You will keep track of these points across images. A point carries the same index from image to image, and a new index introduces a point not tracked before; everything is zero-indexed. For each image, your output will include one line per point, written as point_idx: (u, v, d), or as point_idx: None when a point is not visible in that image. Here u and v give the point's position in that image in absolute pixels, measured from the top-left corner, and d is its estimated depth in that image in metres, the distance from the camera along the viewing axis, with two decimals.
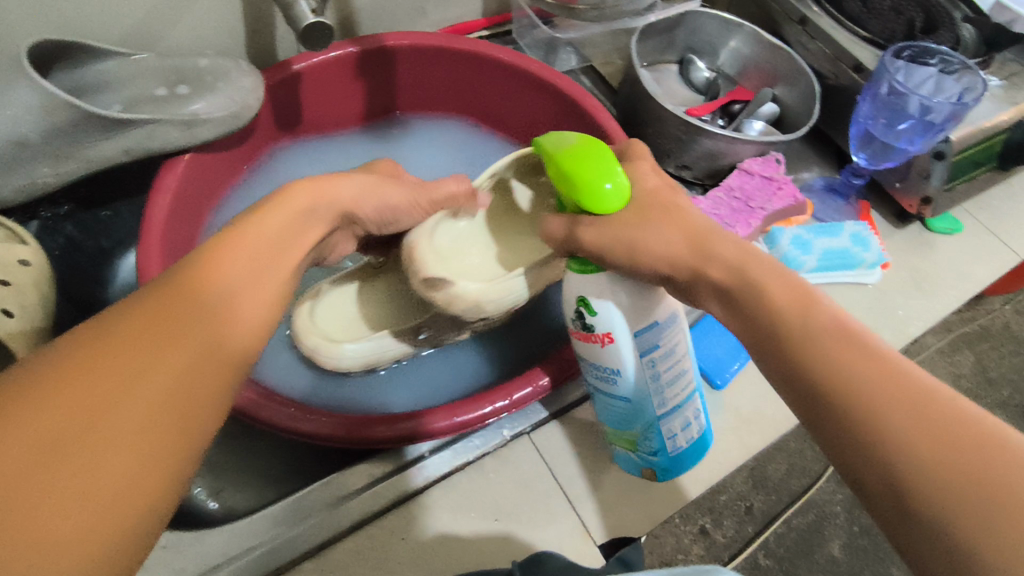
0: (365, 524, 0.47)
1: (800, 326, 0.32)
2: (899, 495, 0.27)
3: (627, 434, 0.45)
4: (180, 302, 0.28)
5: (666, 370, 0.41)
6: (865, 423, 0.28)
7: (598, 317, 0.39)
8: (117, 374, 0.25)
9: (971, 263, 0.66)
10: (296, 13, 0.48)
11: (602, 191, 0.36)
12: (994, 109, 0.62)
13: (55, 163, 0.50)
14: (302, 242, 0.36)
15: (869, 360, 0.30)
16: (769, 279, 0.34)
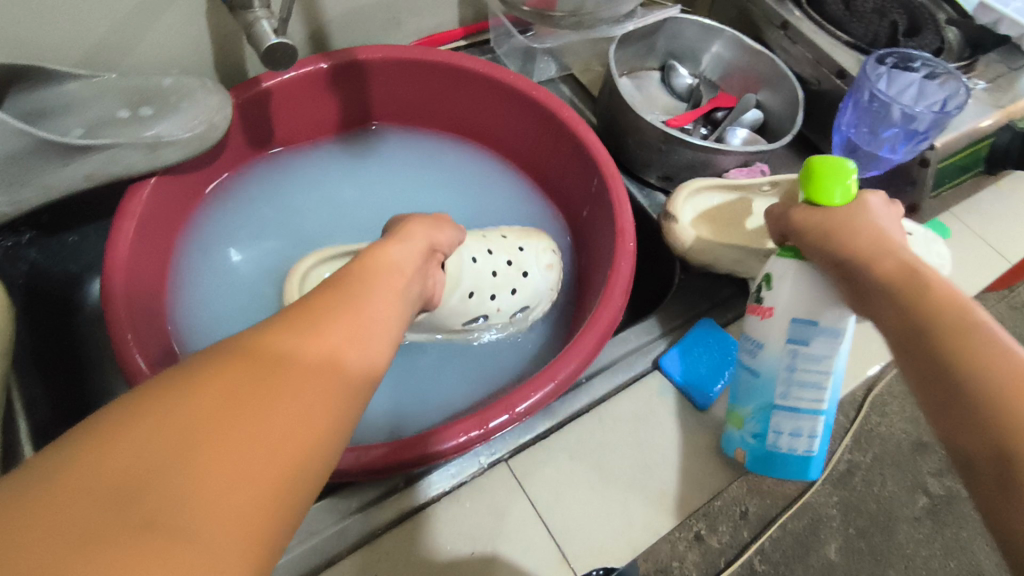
0: (338, 559, 0.45)
1: (951, 323, 0.35)
2: (1002, 463, 0.30)
3: (738, 408, 0.48)
4: (275, 351, 0.27)
5: (807, 369, 0.44)
6: (997, 418, 0.31)
7: (772, 292, 0.45)
8: (235, 395, 0.24)
9: (960, 269, 0.64)
10: (257, 32, 0.46)
11: (836, 195, 0.43)
12: (980, 113, 0.61)
13: (9, 191, 0.48)
14: (408, 290, 0.36)
15: (1005, 358, 0.32)
16: (935, 282, 0.37)
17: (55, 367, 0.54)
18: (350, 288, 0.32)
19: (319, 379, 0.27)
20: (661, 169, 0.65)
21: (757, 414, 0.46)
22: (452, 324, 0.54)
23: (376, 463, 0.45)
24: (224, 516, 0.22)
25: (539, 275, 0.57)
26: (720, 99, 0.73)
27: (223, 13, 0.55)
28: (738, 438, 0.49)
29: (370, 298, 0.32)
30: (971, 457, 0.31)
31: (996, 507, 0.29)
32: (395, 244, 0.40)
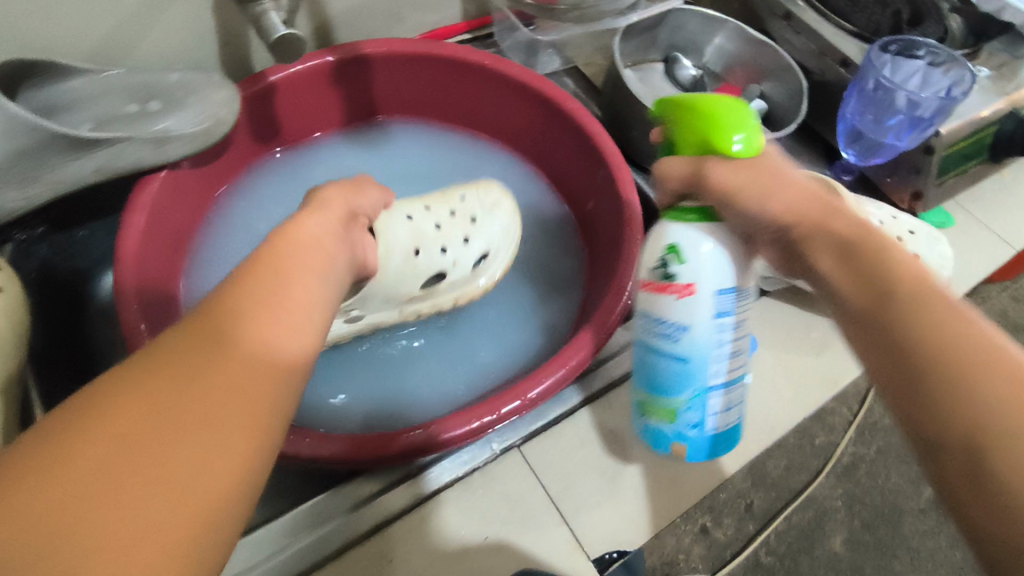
0: (351, 547, 0.46)
1: (910, 290, 0.31)
2: (977, 472, 0.26)
3: (668, 403, 0.44)
4: (195, 357, 0.25)
5: (729, 338, 0.42)
6: (957, 385, 0.27)
7: (687, 265, 0.39)
8: (141, 419, 0.23)
9: (965, 257, 0.64)
10: (266, 25, 0.47)
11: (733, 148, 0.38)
12: (984, 101, 0.61)
13: (22, 186, 0.49)
14: (337, 250, 0.34)
15: (978, 342, 0.28)
16: (894, 252, 0.33)
17: (64, 363, 0.53)
18: (267, 269, 0.29)
19: (248, 382, 0.26)
20: None
21: (697, 398, 0.43)
22: (410, 291, 0.53)
23: (379, 451, 0.46)
24: (158, 544, 0.21)
25: (485, 219, 0.57)
26: (724, 90, 0.73)
27: (230, 8, 0.56)
28: (671, 432, 0.46)
29: (296, 279, 0.29)
30: (931, 429, 0.27)
31: (972, 523, 0.26)
32: (318, 211, 0.36)
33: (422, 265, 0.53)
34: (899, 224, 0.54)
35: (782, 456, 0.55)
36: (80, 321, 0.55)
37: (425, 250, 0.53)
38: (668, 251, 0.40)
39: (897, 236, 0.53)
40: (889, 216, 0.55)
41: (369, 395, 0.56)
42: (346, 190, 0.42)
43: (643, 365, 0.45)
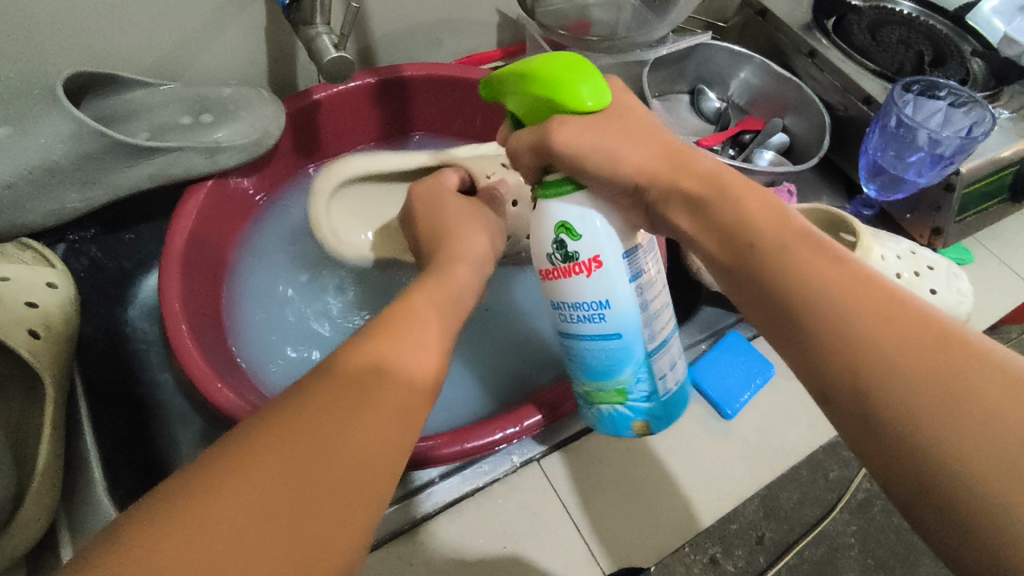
0: (372, 549, 0.47)
1: (769, 237, 0.34)
2: (865, 402, 0.28)
3: (615, 383, 0.43)
4: (313, 434, 0.26)
5: (651, 299, 0.42)
6: (833, 330, 0.30)
7: (583, 240, 0.38)
8: (279, 475, 0.25)
9: (984, 293, 0.65)
10: (318, 47, 0.50)
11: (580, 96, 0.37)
12: (1005, 140, 0.63)
13: (83, 189, 0.52)
14: (451, 289, 0.38)
15: (840, 272, 0.31)
16: (745, 194, 0.36)
17: (103, 358, 0.54)
18: (396, 321, 0.33)
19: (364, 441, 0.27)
20: None
21: (639, 369, 0.42)
22: None
23: None
24: None
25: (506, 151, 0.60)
26: (748, 123, 0.75)
27: (282, 29, 0.59)
28: (628, 411, 0.44)
29: (410, 339, 0.32)
30: (820, 380, 0.30)
31: (880, 456, 0.27)
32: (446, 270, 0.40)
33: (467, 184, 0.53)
34: (918, 258, 0.55)
35: (795, 488, 0.55)
36: (118, 318, 0.57)
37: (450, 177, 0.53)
38: (560, 231, 0.39)
39: (916, 270, 0.54)
40: (908, 249, 0.56)
41: None
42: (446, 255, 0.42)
43: (574, 355, 0.44)
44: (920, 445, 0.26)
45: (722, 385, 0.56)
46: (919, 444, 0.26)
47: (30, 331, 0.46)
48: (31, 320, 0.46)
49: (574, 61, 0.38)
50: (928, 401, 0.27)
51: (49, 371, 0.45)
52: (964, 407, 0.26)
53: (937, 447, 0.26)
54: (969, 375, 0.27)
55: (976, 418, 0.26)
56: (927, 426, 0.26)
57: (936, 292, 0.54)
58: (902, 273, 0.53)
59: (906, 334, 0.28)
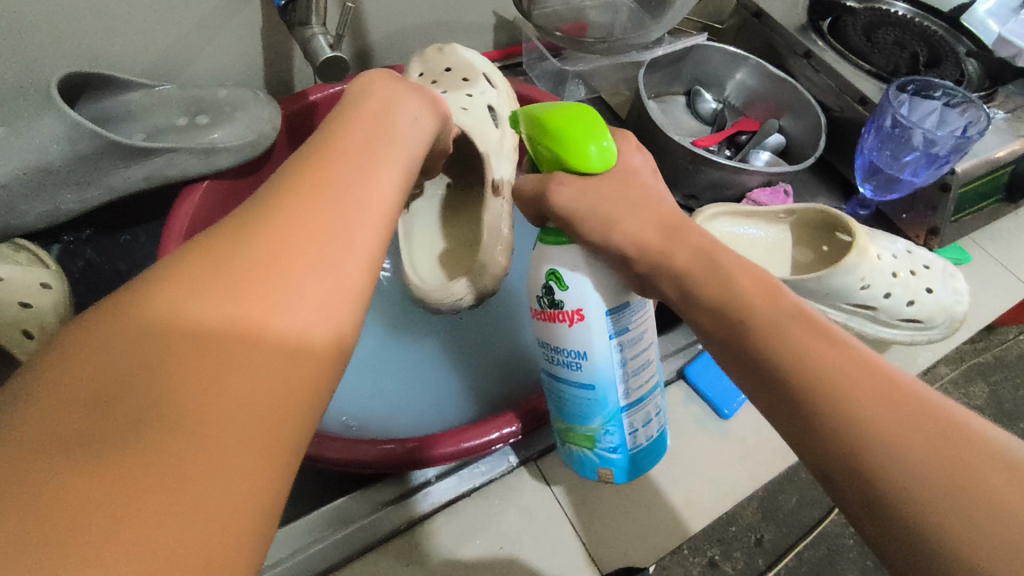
0: (369, 550, 0.47)
1: (763, 314, 0.31)
2: (870, 497, 0.25)
3: (584, 429, 0.43)
4: (244, 263, 0.24)
5: (632, 357, 0.41)
6: (831, 416, 0.27)
7: (569, 291, 0.39)
8: (213, 302, 0.22)
9: (982, 293, 0.65)
10: (313, 48, 0.50)
11: (586, 152, 0.37)
12: (1001, 141, 0.63)
13: (79, 190, 0.52)
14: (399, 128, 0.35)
15: (839, 353, 0.29)
16: (737, 271, 0.33)
17: None
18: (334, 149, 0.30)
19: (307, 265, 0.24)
20: (686, 189, 0.67)
21: (611, 424, 0.43)
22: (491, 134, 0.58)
23: (387, 458, 0.48)
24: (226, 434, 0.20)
25: (493, 70, 0.64)
26: (744, 124, 0.75)
27: (278, 30, 0.59)
28: (596, 457, 0.45)
29: (351, 166, 0.29)
30: (820, 464, 0.27)
31: (887, 552, 0.25)
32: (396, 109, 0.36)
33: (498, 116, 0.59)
34: (914, 258, 0.55)
35: (793, 491, 0.56)
36: None
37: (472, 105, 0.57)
38: (549, 278, 0.39)
39: (912, 269, 0.54)
40: (904, 249, 0.56)
41: (397, 411, 0.60)
42: (376, 135, 0.32)
43: (554, 394, 0.44)
44: (929, 545, 0.24)
45: (719, 386, 0.56)
46: (928, 545, 0.24)
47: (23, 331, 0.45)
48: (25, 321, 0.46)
49: (583, 112, 0.38)
50: (936, 497, 0.24)
51: None
52: (977, 505, 0.24)
53: (944, 546, 0.24)
54: (979, 472, 0.25)
55: (989, 518, 0.24)
56: (925, 526, 0.24)
57: (932, 291, 0.54)
58: (898, 272, 0.53)
59: (911, 425, 0.26)
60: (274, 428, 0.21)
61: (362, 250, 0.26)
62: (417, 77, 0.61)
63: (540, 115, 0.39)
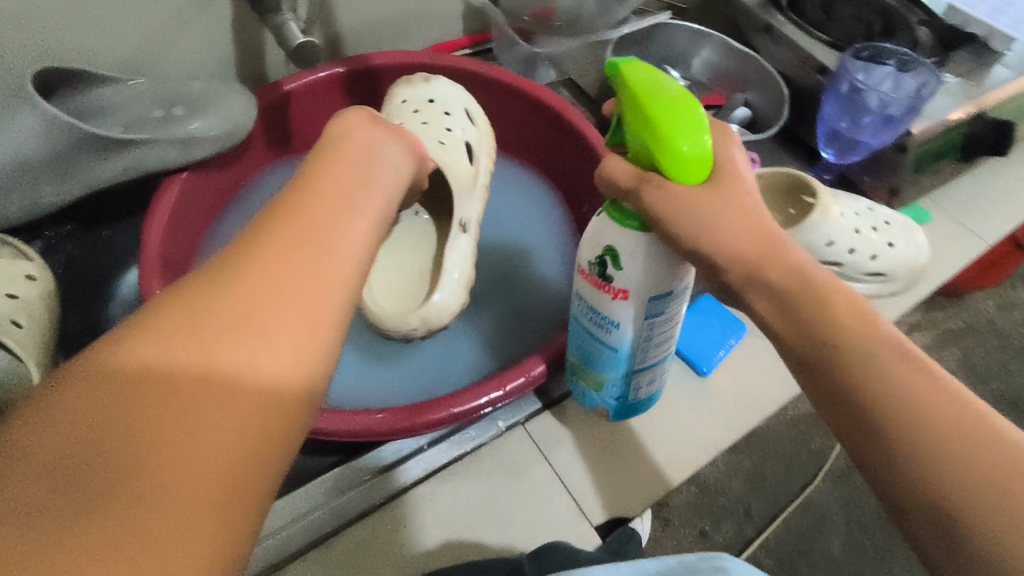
0: (364, 516, 0.48)
1: (857, 343, 0.32)
2: (946, 527, 0.28)
3: (598, 376, 0.47)
4: (211, 316, 0.26)
5: (660, 333, 0.42)
6: (918, 449, 0.29)
7: (622, 272, 0.38)
8: (178, 360, 0.24)
9: (942, 249, 0.69)
10: (286, 34, 0.51)
11: (682, 151, 0.34)
12: (953, 104, 0.66)
13: (57, 185, 0.52)
14: (376, 163, 0.37)
15: (932, 389, 0.30)
16: (831, 292, 0.34)
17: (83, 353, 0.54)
18: (308, 192, 0.32)
19: (274, 317, 0.27)
20: None
21: (619, 382, 0.47)
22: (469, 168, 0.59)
23: (380, 428, 0.49)
24: (192, 484, 0.23)
25: (474, 104, 0.65)
26: (710, 99, 0.78)
27: (250, 21, 0.60)
28: (598, 398, 0.50)
29: (319, 210, 0.31)
30: (898, 494, 0.30)
31: None
32: (370, 138, 0.38)
33: (477, 154, 0.61)
34: (876, 215, 0.58)
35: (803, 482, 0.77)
36: (99, 315, 0.56)
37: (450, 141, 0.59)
38: (606, 252, 0.39)
39: (874, 226, 0.57)
40: (866, 207, 0.58)
41: None
42: (353, 177, 0.34)
43: (582, 345, 0.46)
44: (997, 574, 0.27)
45: (697, 346, 0.58)
46: None
47: (13, 321, 0.46)
48: (15, 311, 0.47)
49: (688, 101, 0.34)
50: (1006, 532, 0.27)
51: (33, 358, 0.45)
52: None
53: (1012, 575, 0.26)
54: None
55: None
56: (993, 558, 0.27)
57: (893, 245, 0.57)
58: (861, 230, 0.56)
59: (990, 461, 0.28)
60: (243, 466, 0.24)
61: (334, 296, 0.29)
62: (398, 105, 0.63)
63: (640, 91, 0.34)
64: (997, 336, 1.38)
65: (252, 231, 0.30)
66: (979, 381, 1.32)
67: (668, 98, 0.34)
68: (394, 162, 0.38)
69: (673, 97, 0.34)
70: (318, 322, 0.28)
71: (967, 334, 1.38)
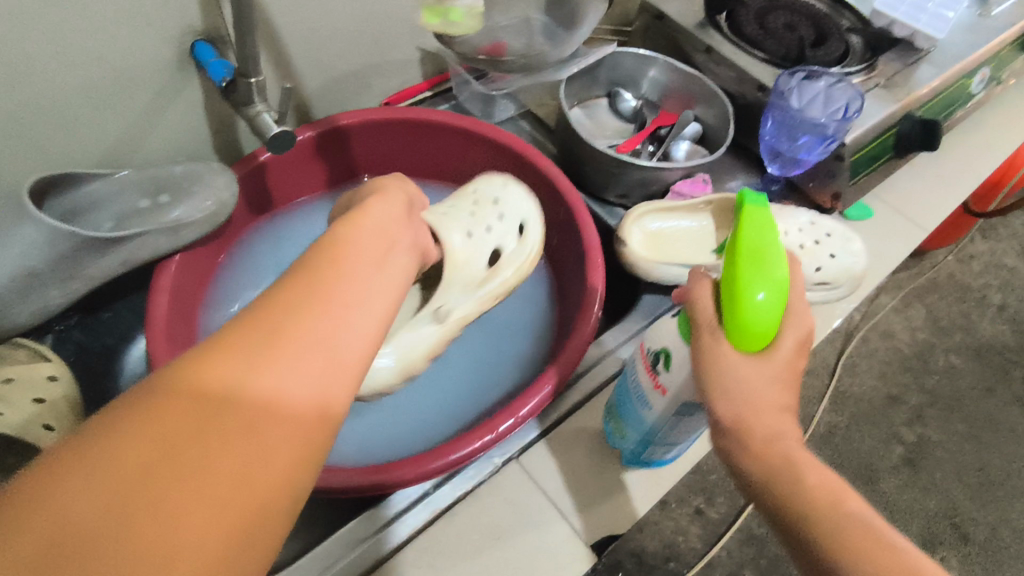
0: (384, 560, 0.53)
1: (831, 520, 0.35)
2: None
3: (624, 431, 0.54)
4: (225, 382, 0.28)
5: (688, 424, 0.49)
6: None
7: (665, 368, 0.46)
8: (200, 423, 0.27)
9: (885, 242, 0.75)
10: (260, 124, 0.55)
11: (755, 301, 0.38)
12: (882, 107, 0.71)
13: (62, 286, 0.56)
14: (391, 244, 0.41)
15: (899, 566, 0.33)
16: (807, 469, 0.37)
17: None
18: (327, 268, 0.35)
19: (290, 393, 0.30)
20: (617, 189, 0.74)
21: (639, 443, 0.52)
22: (480, 270, 0.59)
23: (387, 479, 0.53)
24: (200, 548, 0.25)
25: (536, 223, 0.64)
26: (662, 118, 0.82)
27: (220, 102, 0.63)
28: (620, 447, 0.56)
29: (340, 286, 0.34)
30: None
31: None
32: (389, 222, 0.42)
33: (501, 262, 0.60)
34: (817, 228, 0.64)
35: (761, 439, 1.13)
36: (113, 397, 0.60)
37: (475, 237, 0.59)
38: (660, 350, 0.47)
39: (817, 239, 0.63)
40: (808, 221, 0.65)
41: None
42: (380, 255, 0.38)
43: (616, 404, 0.54)
44: None
45: None
46: None
47: (45, 426, 0.52)
48: (44, 416, 0.53)
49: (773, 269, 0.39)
50: None
51: None
52: None
53: None
54: None
55: None
56: None
57: (834, 257, 0.63)
58: (804, 244, 0.63)
59: None
60: (242, 536, 0.26)
61: (340, 380, 0.32)
62: (469, 191, 0.65)
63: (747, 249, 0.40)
64: (959, 288, 1.44)
65: (275, 298, 0.33)
66: (945, 333, 1.38)
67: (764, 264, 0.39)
68: (403, 245, 0.42)
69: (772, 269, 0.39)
70: (326, 406, 0.31)
71: (931, 291, 1.43)
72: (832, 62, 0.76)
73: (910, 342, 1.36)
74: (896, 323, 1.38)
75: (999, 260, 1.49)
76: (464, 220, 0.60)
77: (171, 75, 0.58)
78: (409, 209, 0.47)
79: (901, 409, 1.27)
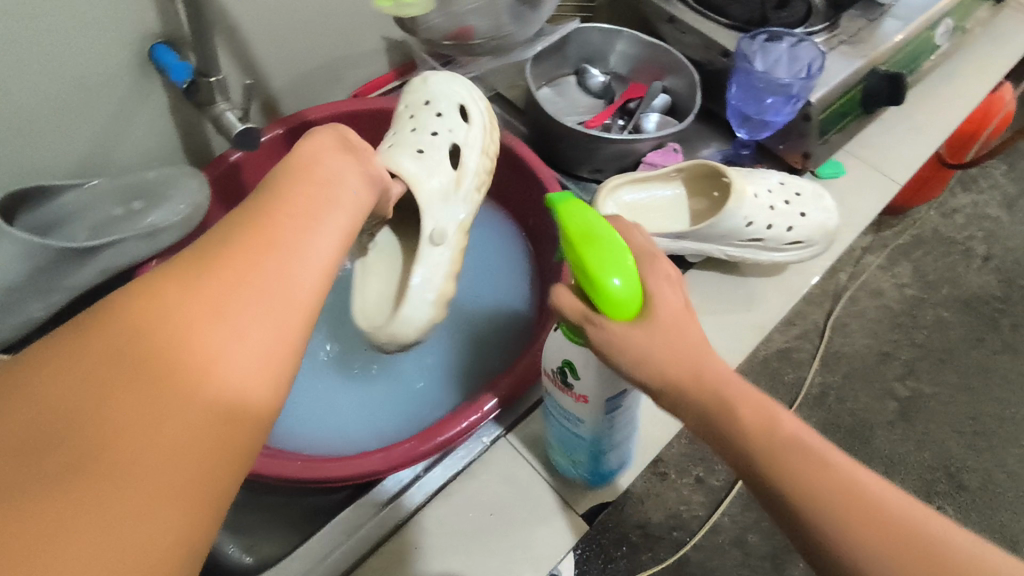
0: (381, 544, 0.54)
1: (758, 444, 0.33)
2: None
3: (569, 454, 0.52)
4: (148, 322, 0.29)
5: (622, 418, 0.48)
6: (806, 521, 0.32)
7: (578, 380, 0.44)
8: (122, 363, 0.28)
9: (859, 198, 0.75)
10: (225, 124, 0.55)
11: (612, 288, 0.36)
12: (847, 64, 0.72)
13: (44, 298, 0.57)
14: (327, 186, 0.40)
15: (819, 468, 0.32)
16: (729, 387, 0.35)
17: None
18: (254, 214, 0.36)
19: (213, 328, 0.30)
20: (592, 164, 0.74)
21: (589, 457, 0.51)
22: (450, 172, 0.58)
23: (378, 465, 0.54)
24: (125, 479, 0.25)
25: (470, 99, 0.64)
26: (632, 91, 0.82)
27: (186, 106, 0.63)
28: (572, 471, 0.54)
29: (262, 230, 0.35)
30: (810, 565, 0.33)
31: None
32: (329, 165, 0.42)
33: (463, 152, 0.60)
34: (788, 187, 0.64)
35: None
36: None
37: (431, 145, 0.58)
38: (564, 364, 0.44)
39: (787, 199, 0.63)
40: (778, 182, 0.65)
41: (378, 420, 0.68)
42: (313, 197, 0.38)
43: (552, 422, 0.51)
44: None
45: None
46: None
47: None
48: None
49: (617, 249, 0.37)
50: None
51: None
52: None
53: None
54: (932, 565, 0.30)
55: None
56: None
57: (806, 215, 0.63)
58: (775, 206, 0.62)
59: (865, 512, 0.31)
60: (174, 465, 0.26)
61: (267, 311, 0.32)
62: (401, 111, 0.65)
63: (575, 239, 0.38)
64: (943, 243, 1.45)
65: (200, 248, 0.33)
66: (932, 288, 1.39)
67: (597, 247, 0.37)
68: (343, 184, 0.41)
69: (608, 250, 0.37)
70: (255, 338, 0.31)
71: (915, 247, 1.45)
72: (795, 23, 0.76)
73: (899, 298, 1.37)
74: (883, 281, 1.39)
75: (983, 212, 1.50)
76: (409, 138, 0.60)
77: (135, 81, 0.58)
78: (355, 147, 0.46)
79: (893, 364, 1.29)
